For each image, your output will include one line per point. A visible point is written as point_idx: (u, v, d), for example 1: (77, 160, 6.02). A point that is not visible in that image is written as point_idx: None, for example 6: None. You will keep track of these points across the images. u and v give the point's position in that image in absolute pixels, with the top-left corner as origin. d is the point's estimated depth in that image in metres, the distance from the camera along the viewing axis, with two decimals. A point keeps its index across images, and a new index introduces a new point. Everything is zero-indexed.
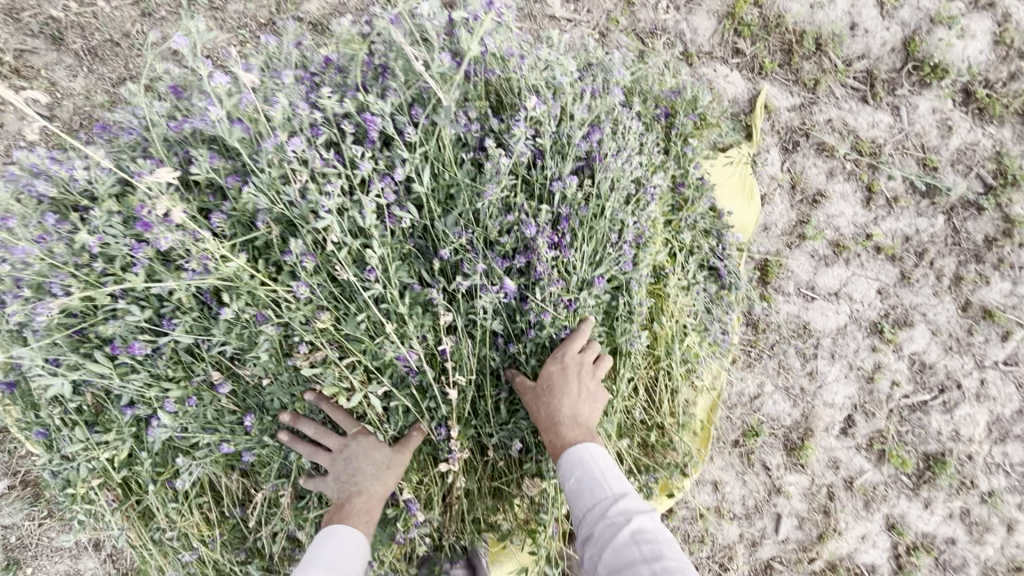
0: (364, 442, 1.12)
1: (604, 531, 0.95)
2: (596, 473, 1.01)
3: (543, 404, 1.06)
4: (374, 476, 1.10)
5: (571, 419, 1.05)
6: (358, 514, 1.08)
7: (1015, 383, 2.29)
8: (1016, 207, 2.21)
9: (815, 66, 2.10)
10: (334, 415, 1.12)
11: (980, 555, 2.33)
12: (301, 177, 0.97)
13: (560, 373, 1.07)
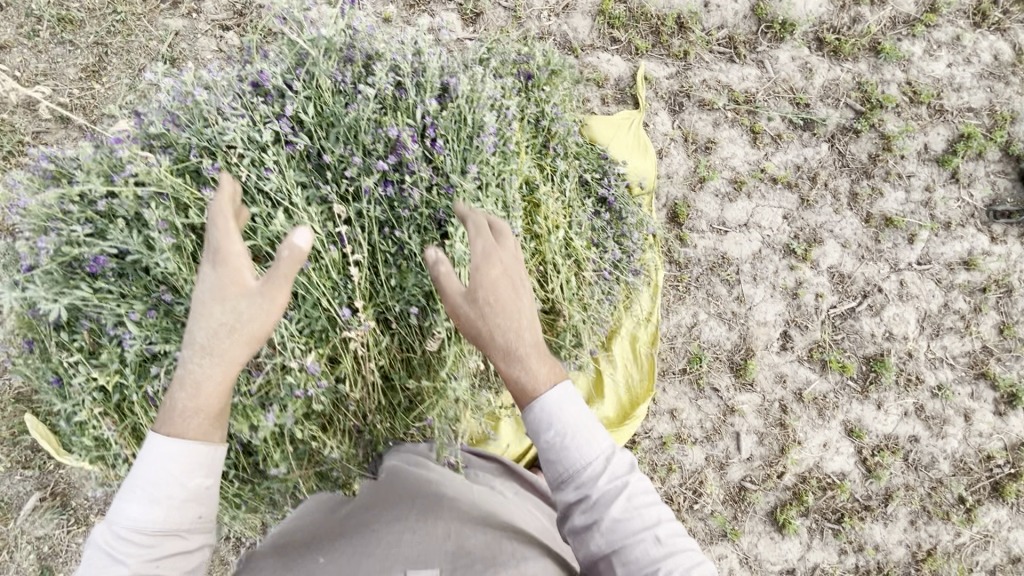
0: (220, 292, 1.00)
1: (598, 496, 1.09)
2: (578, 428, 1.10)
3: (503, 331, 1.09)
4: (219, 345, 1.00)
5: (532, 345, 1.11)
6: (181, 402, 0.99)
7: (933, 280, 2.49)
8: (888, 125, 2.51)
9: (683, 41, 2.49)
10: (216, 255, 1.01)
11: (946, 449, 2.43)
12: (213, 118, 1.26)
13: (511, 293, 1.12)
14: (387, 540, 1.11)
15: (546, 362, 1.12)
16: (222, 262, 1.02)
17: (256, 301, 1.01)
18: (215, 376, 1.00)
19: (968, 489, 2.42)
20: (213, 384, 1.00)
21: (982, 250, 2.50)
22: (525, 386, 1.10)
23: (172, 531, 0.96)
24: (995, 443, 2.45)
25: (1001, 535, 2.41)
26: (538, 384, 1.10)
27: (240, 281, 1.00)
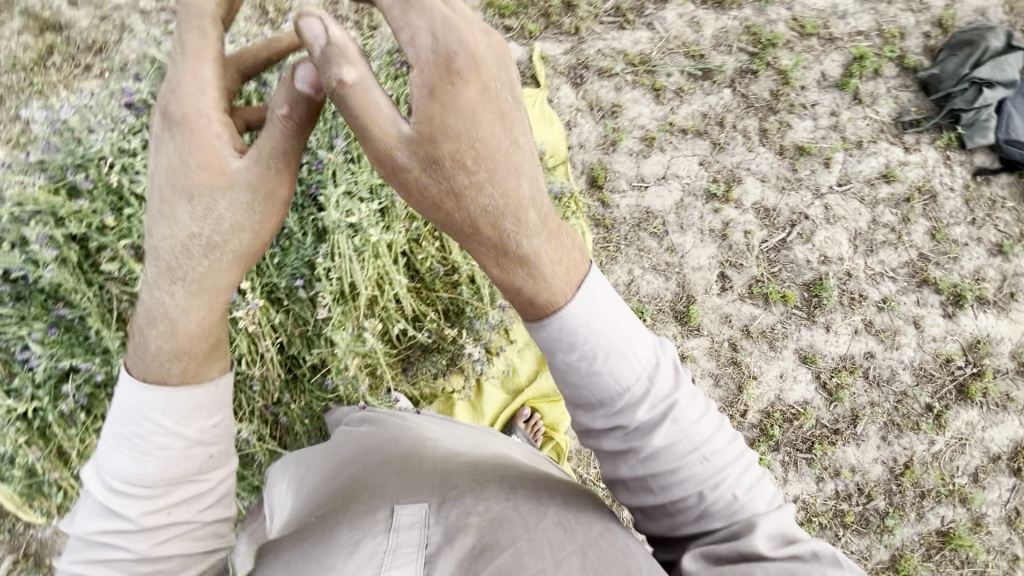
0: (191, 188, 0.93)
1: (641, 423, 1.04)
2: (603, 335, 1.00)
3: (495, 215, 0.92)
4: (195, 266, 0.97)
5: (540, 230, 0.95)
6: (155, 335, 0.98)
7: (856, 199, 2.54)
8: (783, 61, 2.60)
9: (572, 17, 2.59)
10: (188, 143, 0.92)
11: (903, 359, 2.43)
12: (85, 139, 1.39)
13: (501, 156, 0.90)
14: (371, 486, 1.21)
15: (559, 246, 0.98)
16: (181, 134, 0.91)
17: (237, 199, 0.94)
18: (195, 305, 0.99)
19: (932, 395, 2.42)
20: (192, 317, 0.99)
21: (898, 162, 2.56)
22: (537, 296, 0.98)
23: (169, 480, 1.01)
24: (950, 345, 2.45)
25: (975, 436, 2.40)
26: (557, 301, 0.98)
27: (218, 176, 0.93)
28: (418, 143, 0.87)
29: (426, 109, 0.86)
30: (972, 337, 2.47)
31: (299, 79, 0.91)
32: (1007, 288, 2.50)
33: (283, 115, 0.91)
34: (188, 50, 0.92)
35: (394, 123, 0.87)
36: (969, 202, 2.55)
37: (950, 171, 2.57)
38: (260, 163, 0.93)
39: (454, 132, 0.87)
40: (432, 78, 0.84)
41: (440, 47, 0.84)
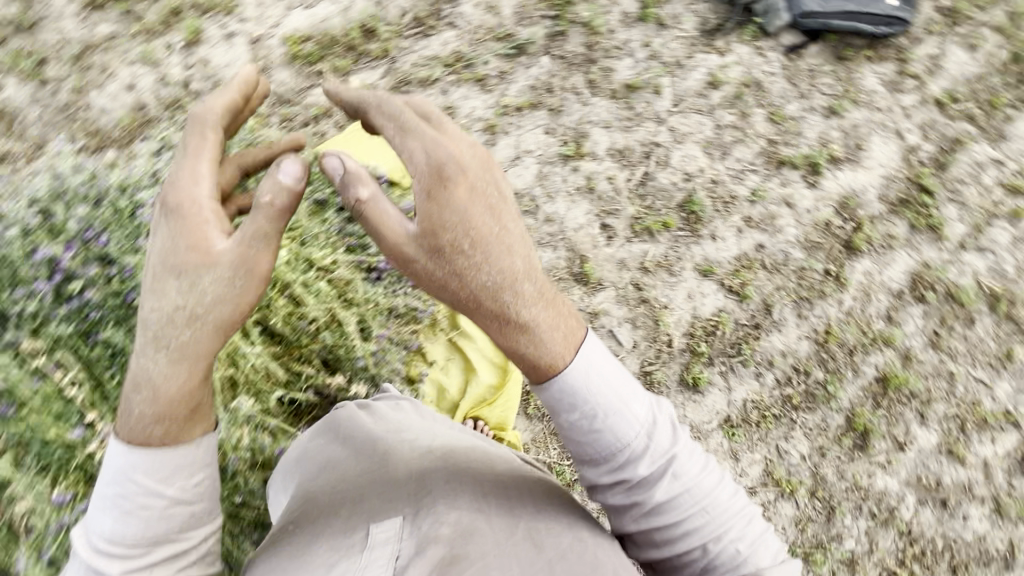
0: (179, 265, 0.93)
1: (647, 477, 1.14)
2: (603, 394, 1.09)
3: (493, 290, 0.99)
4: (178, 335, 0.93)
5: (540, 298, 1.02)
6: (140, 402, 0.92)
7: (694, 112, 2.66)
8: (583, 14, 2.72)
9: (377, 42, 2.64)
10: (177, 226, 0.94)
11: (789, 238, 2.56)
12: None
13: (492, 240, 0.99)
14: (348, 508, 1.20)
15: (557, 313, 1.04)
16: (174, 220, 0.94)
17: (222, 275, 0.94)
18: (177, 373, 0.93)
19: (826, 260, 2.55)
20: (177, 388, 0.94)
21: (717, 66, 2.71)
22: (542, 358, 1.04)
23: (152, 539, 0.95)
24: (824, 210, 2.60)
25: (876, 281, 2.53)
26: (557, 360, 1.04)
27: (202, 252, 0.94)
28: (422, 237, 0.98)
29: (427, 209, 0.98)
30: (840, 196, 2.62)
31: (284, 171, 0.99)
32: (853, 141, 2.67)
33: (270, 202, 0.97)
34: (190, 145, 0.98)
35: (401, 226, 0.99)
36: (791, 79, 2.71)
37: (764, 57, 2.73)
38: (249, 242, 0.95)
39: (451, 224, 0.97)
40: (429, 183, 0.98)
41: (433, 157, 0.98)
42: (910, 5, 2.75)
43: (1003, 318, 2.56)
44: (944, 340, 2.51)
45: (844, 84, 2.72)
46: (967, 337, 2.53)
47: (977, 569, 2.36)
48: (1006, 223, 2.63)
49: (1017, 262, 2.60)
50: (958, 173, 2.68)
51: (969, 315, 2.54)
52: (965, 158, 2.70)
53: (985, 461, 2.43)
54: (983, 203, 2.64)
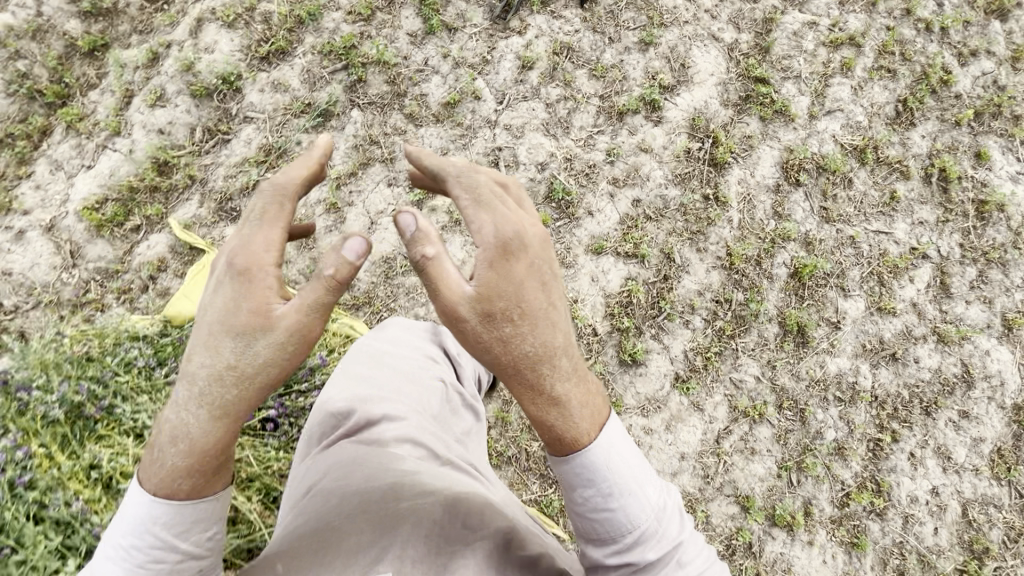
0: (238, 326, 0.97)
1: (654, 553, 1.19)
2: (621, 470, 1.16)
3: (533, 359, 1.07)
4: (224, 397, 0.97)
5: (571, 372, 1.11)
6: (177, 455, 0.99)
7: (520, 101, 2.58)
8: (371, 52, 2.56)
9: (178, 171, 2.43)
10: (249, 283, 0.98)
11: (660, 181, 2.54)
12: None
13: (541, 315, 1.07)
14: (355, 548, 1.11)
15: (587, 391, 1.14)
16: (241, 283, 0.98)
17: (275, 340, 0.97)
18: (217, 430, 0.98)
19: (701, 185, 2.53)
20: (213, 441, 1.00)
21: (522, 47, 2.61)
22: (566, 430, 1.12)
23: None
24: (679, 140, 2.58)
25: (753, 185, 2.54)
26: (580, 436, 1.12)
27: (259, 319, 0.97)
28: (478, 300, 1.04)
29: (488, 276, 1.04)
30: (688, 120, 2.60)
31: (346, 247, 1.00)
32: (676, 62, 2.64)
33: (331, 275, 0.98)
34: (266, 216, 1.01)
35: (462, 287, 1.05)
36: (596, 28, 2.65)
37: (562, 19, 2.65)
38: (305, 312, 0.98)
39: (506, 294, 1.05)
40: (494, 254, 1.05)
41: (505, 230, 1.06)
42: None
43: (874, 166, 2.63)
44: (834, 210, 2.55)
45: (646, 11, 2.67)
46: (852, 198, 2.59)
47: (946, 401, 2.45)
48: (842, 78, 2.67)
49: (866, 109, 2.66)
50: (782, 50, 2.70)
51: (845, 178, 2.59)
52: (782, 33, 2.72)
53: (913, 302, 2.52)
54: (815, 69, 2.67)
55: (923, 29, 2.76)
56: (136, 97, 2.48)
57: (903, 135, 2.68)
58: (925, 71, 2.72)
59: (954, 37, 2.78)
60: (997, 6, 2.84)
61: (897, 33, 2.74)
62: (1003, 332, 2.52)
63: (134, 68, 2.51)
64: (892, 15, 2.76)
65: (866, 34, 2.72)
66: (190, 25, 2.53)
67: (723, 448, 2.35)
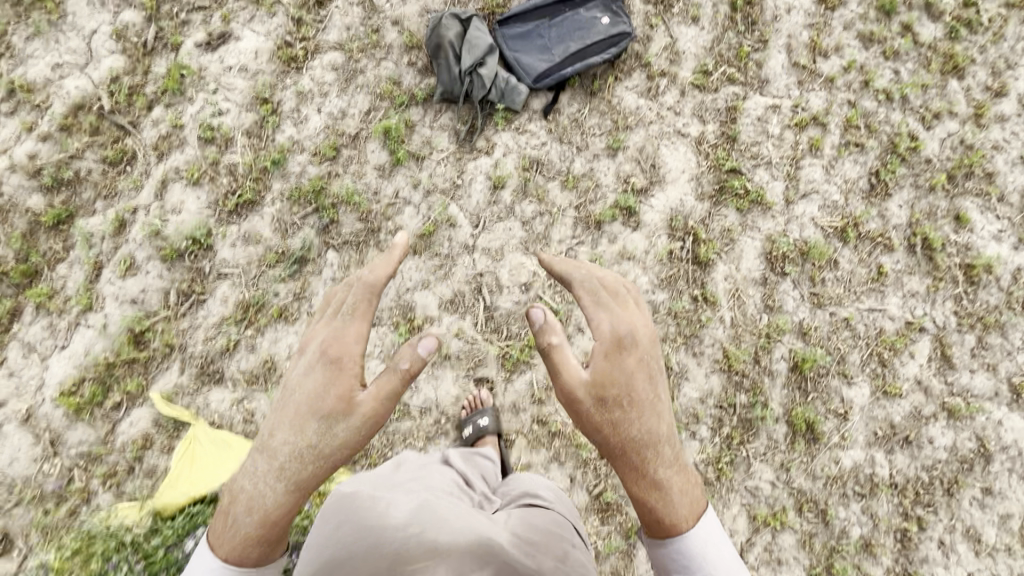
0: (323, 410, 1.38)
1: None
2: (716, 563, 1.41)
3: (641, 440, 1.40)
4: (302, 470, 1.37)
5: (670, 459, 1.42)
6: (251, 524, 1.36)
7: (496, 222, 2.55)
8: (341, 191, 2.54)
9: (155, 339, 2.37)
10: (341, 374, 1.40)
11: (647, 287, 2.51)
12: None
13: (648, 405, 1.42)
14: None
15: (679, 472, 1.44)
16: (334, 371, 1.39)
17: (353, 422, 1.39)
18: (289, 496, 1.37)
19: (688, 286, 2.50)
20: (283, 509, 1.39)
21: (491, 167, 2.61)
22: (662, 509, 1.41)
23: None
24: (659, 242, 2.56)
25: (740, 279, 2.51)
26: (675, 517, 1.40)
27: (337, 403, 1.38)
28: (593, 387, 1.42)
29: (604, 366, 1.42)
30: (665, 220, 2.58)
31: (415, 348, 1.41)
32: (646, 163, 2.64)
33: (406, 368, 1.41)
34: (355, 316, 1.41)
35: (580, 376, 1.42)
36: (563, 138, 2.65)
37: (528, 134, 2.65)
38: (379, 400, 1.42)
39: (619, 382, 1.42)
40: (610, 347, 1.43)
41: (619, 330, 1.44)
42: (622, 15, 2.73)
43: (857, 243, 2.62)
44: (824, 295, 2.53)
45: (610, 115, 2.69)
46: (840, 279, 2.57)
47: (967, 480, 2.39)
48: (812, 159, 2.68)
49: (840, 186, 2.66)
50: (749, 137, 2.71)
51: (830, 259, 2.57)
52: (747, 119, 2.73)
53: (917, 380, 2.47)
54: (784, 152, 2.68)
55: (883, 99, 2.79)
56: (106, 267, 2.43)
57: (881, 207, 2.68)
58: (891, 139, 2.74)
59: (915, 101, 2.81)
60: (953, 64, 2.88)
61: (859, 107, 2.76)
62: (1012, 399, 2.47)
63: (102, 237, 2.47)
64: (851, 88, 2.79)
65: (829, 111, 2.75)
66: (155, 187, 2.50)
67: (747, 562, 2.27)
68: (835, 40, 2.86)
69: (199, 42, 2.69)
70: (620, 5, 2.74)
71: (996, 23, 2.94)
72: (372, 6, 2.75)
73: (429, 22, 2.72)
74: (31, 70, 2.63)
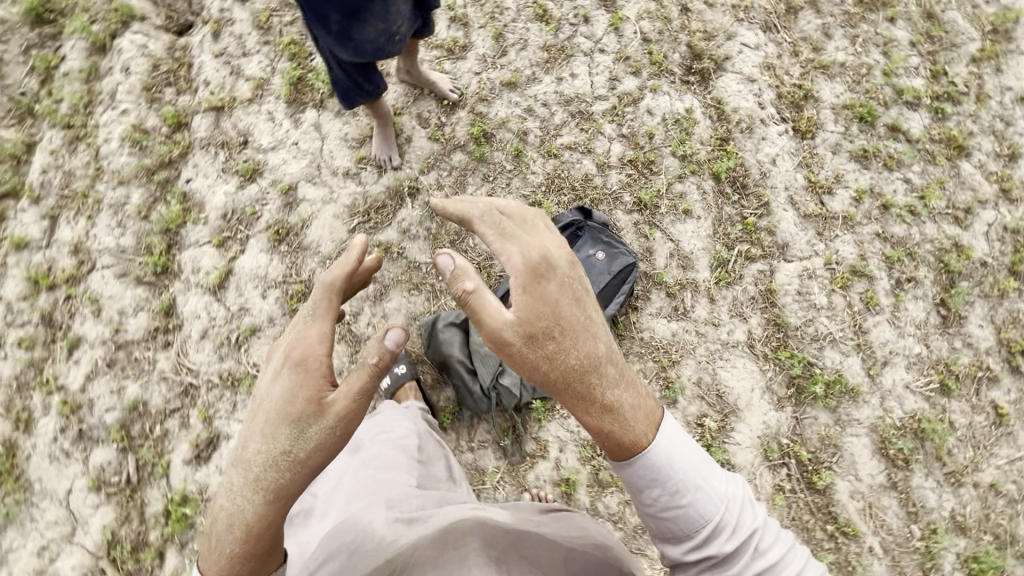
0: (284, 416, 1.22)
1: (716, 535, 1.28)
2: (684, 469, 1.28)
3: (577, 369, 1.31)
4: (278, 479, 1.19)
5: (617, 379, 1.32)
6: (233, 541, 1.17)
7: None
8: None
9: None
10: (304, 368, 1.25)
11: None
12: None
13: (573, 327, 1.32)
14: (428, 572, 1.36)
15: (632, 388, 1.34)
16: (294, 369, 1.25)
17: (326, 424, 1.22)
18: (270, 510, 1.19)
19: (818, 522, 2.20)
20: (266, 523, 1.19)
21: (554, 469, 2.30)
22: (625, 435, 1.28)
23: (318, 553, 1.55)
24: (766, 483, 2.25)
25: (868, 492, 2.21)
26: (639, 436, 1.27)
27: (302, 403, 1.22)
28: (519, 326, 1.31)
29: (525, 301, 1.32)
30: (759, 452, 2.28)
31: (387, 339, 1.25)
32: (712, 395, 2.35)
33: (373, 361, 1.25)
34: (316, 314, 1.33)
35: (504, 316, 1.31)
36: None
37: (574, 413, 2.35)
38: (351, 396, 1.24)
39: (545, 316, 1.31)
40: (527, 279, 1.33)
41: (533, 258, 1.35)
42: (616, 243, 2.48)
43: (962, 390, 2.34)
44: (960, 470, 2.23)
45: (650, 355, 2.41)
46: (966, 440, 2.28)
47: None
48: (873, 316, 2.43)
49: (915, 335, 2.41)
50: (799, 317, 2.45)
51: (947, 424, 2.28)
52: (787, 297, 2.48)
53: None
54: (842, 322, 2.43)
55: (910, 216, 2.57)
56: None
57: (964, 336, 2.41)
58: (938, 257, 2.51)
59: (940, 203, 2.59)
60: (955, 145, 2.68)
61: (890, 236, 2.54)
62: None
63: None
64: (873, 218, 2.57)
65: (865, 256, 2.51)
66: None
67: None
68: (831, 170, 2.65)
69: (188, 457, 2.38)
70: (608, 232, 2.50)
71: (974, 85, 2.77)
72: (354, 337, 2.48)
73: (423, 330, 2.44)
74: (16, 569, 2.30)
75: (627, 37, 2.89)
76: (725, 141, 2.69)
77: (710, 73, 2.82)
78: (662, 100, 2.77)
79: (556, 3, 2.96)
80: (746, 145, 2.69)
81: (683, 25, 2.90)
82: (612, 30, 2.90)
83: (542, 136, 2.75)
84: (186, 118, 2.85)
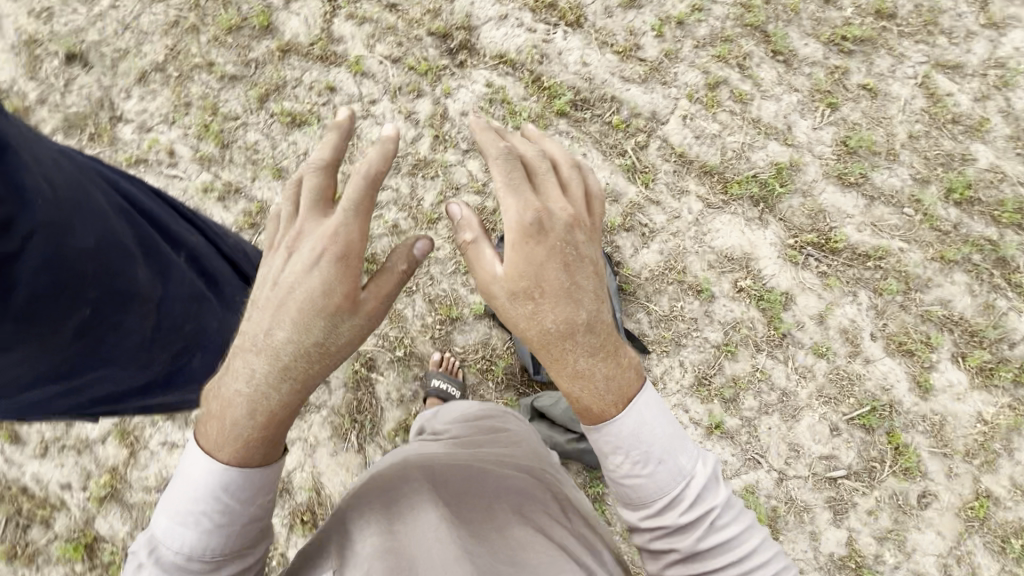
0: (320, 307, 0.95)
1: (670, 512, 1.01)
2: (648, 436, 1.01)
3: (556, 332, 1.02)
4: (308, 368, 0.95)
5: (597, 350, 1.02)
6: (251, 427, 0.91)
7: (759, 440, 2.37)
8: None
9: None
10: (347, 254, 0.97)
11: (856, 307, 2.48)
12: None
13: (560, 291, 1.03)
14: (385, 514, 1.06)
15: (618, 370, 1.03)
16: (332, 259, 0.96)
17: (361, 322, 0.99)
18: (299, 401, 0.94)
19: (861, 267, 2.51)
20: (292, 413, 0.95)
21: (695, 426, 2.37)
22: (592, 405, 1.02)
23: None
24: (813, 280, 2.50)
25: (865, 218, 2.55)
26: (607, 412, 1.02)
27: (346, 290, 0.97)
28: (505, 282, 1.05)
29: (513, 259, 1.04)
30: (788, 265, 2.51)
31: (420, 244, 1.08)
32: (727, 263, 2.50)
33: (405, 269, 1.05)
34: (360, 207, 0.98)
35: (493, 270, 1.06)
36: (680, 340, 2.44)
37: (665, 377, 2.41)
38: (386, 296, 1.02)
39: (529, 273, 1.03)
40: (523, 237, 1.04)
41: (532, 217, 1.04)
42: None
43: (841, 96, 2.69)
44: (890, 147, 2.62)
45: (663, 282, 2.49)
46: (873, 125, 2.65)
47: None
48: (750, 104, 2.66)
49: (783, 91, 2.69)
50: (714, 151, 2.62)
51: (857, 127, 2.65)
52: (694, 147, 2.63)
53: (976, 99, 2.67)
54: (740, 128, 2.64)
55: (700, 13, 2.76)
56: None
57: (807, 61, 2.73)
58: (743, 25, 2.76)
59: None
60: None
61: (703, 39, 2.73)
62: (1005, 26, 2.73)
63: None
64: (681, 37, 2.74)
65: (706, 70, 2.70)
66: None
67: None
68: (623, 31, 2.74)
69: None
70: None
71: None
72: None
73: None
74: None
75: (378, 71, 2.65)
76: (538, 81, 2.65)
77: (469, 40, 2.70)
78: (462, 95, 2.63)
79: (292, 99, 2.61)
80: (554, 70, 2.68)
81: (409, 21, 2.70)
82: (361, 77, 2.64)
83: (411, 213, 2.52)
84: (88, 533, 2.22)
